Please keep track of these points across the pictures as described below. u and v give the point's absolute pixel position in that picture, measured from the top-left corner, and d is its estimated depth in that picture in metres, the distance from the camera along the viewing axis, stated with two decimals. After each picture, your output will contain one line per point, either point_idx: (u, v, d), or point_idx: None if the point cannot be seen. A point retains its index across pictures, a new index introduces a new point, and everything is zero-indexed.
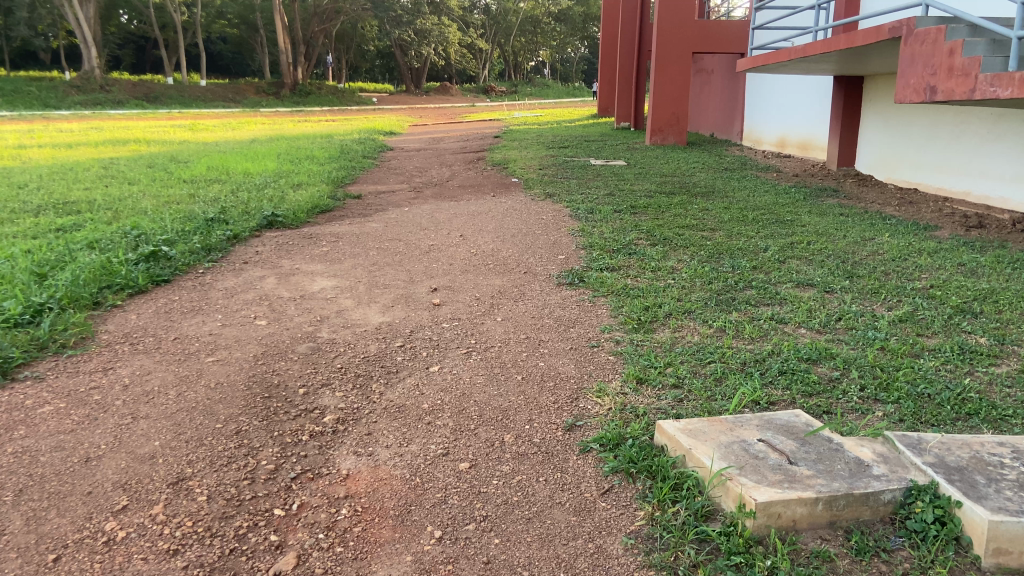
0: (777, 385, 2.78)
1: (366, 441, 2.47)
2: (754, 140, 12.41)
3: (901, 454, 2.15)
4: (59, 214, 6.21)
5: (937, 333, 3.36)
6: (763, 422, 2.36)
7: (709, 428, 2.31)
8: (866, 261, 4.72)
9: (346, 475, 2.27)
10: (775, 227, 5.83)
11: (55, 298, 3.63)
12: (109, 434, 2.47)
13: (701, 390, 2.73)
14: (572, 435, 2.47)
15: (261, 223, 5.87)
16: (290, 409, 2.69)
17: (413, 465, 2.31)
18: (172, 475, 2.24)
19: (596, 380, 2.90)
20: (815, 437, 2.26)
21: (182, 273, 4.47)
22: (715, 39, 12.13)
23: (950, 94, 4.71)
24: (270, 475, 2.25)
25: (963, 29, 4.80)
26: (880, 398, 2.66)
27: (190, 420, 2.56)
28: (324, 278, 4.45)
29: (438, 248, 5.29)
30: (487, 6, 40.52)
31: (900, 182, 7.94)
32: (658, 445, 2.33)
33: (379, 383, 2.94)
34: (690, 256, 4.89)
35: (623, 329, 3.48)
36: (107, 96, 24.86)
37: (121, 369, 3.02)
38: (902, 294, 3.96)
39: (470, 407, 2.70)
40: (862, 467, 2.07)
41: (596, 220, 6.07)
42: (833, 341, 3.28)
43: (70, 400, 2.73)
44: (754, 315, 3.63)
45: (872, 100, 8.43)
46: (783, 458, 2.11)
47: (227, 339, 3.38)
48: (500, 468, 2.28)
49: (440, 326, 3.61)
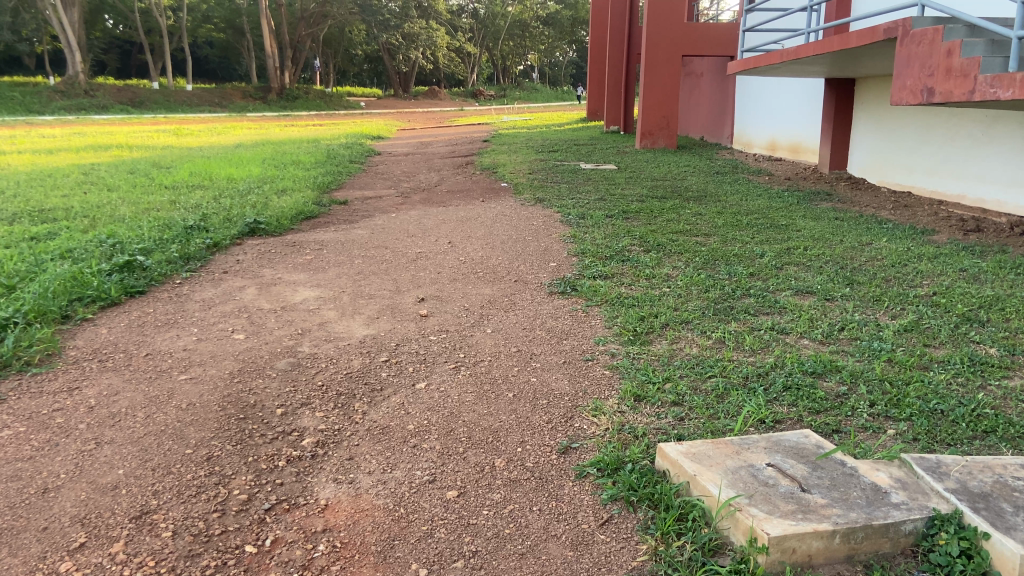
0: (782, 401, 2.64)
1: (347, 467, 2.31)
2: (744, 143, 12.33)
3: (920, 480, 2.02)
4: (35, 222, 6.01)
5: (945, 344, 3.23)
6: (771, 443, 2.22)
7: (714, 451, 2.15)
8: (865, 266, 4.60)
9: (324, 506, 2.11)
10: (771, 232, 5.70)
11: (21, 313, 3.43)
12: (70, 462, 2.30)
13: (703, 408, 2.58)
14: (567, 458, 2.31)
15: (243, 231, 5.70)
16: (266, 432, 2.52)
17: (397, 494, 2.15)
18: (136, 508, 2.06)
19: (591, 398, 2.75)
20: (827, 460, 2.12)
21: (158, 283, 4.29)
22: (703, 42, 12.03)
23: (949, 95, 4.60)
24: (242, 507, 2.09)
25: (961, 29, 4.71)
26: (891, 415, 2.53)
27: (158, 446, 2.39)
28: (307, 289, 4.29)
29: (426, 255, 5.13)
30: (474, 10, 40.42)
31: (893, 185, 7.85)
32: (659, 470, 2.18)
33: (363, 402, 2.77)
34: (685, 263, 4.75)
35: (619, 341, 3.33)
36: (91, 102, 24.53)
37: (88, 389, 2.83)
38: (905, 302, 3.83)
39: (458, 428, 2.54)
40: (880, 495, 1.93)
41: (588, 225, 5.92)
42: (837, 352, 3.14)
43: (30, 424, 2.55)
44: (754, 325, 3.49)
45: (865, 102, 8.33)
46: (794, 485, 1.96)
47: (202, 355, 3.21)
48: (490, 496, 2.13)
49: (428, 338, 3.46)
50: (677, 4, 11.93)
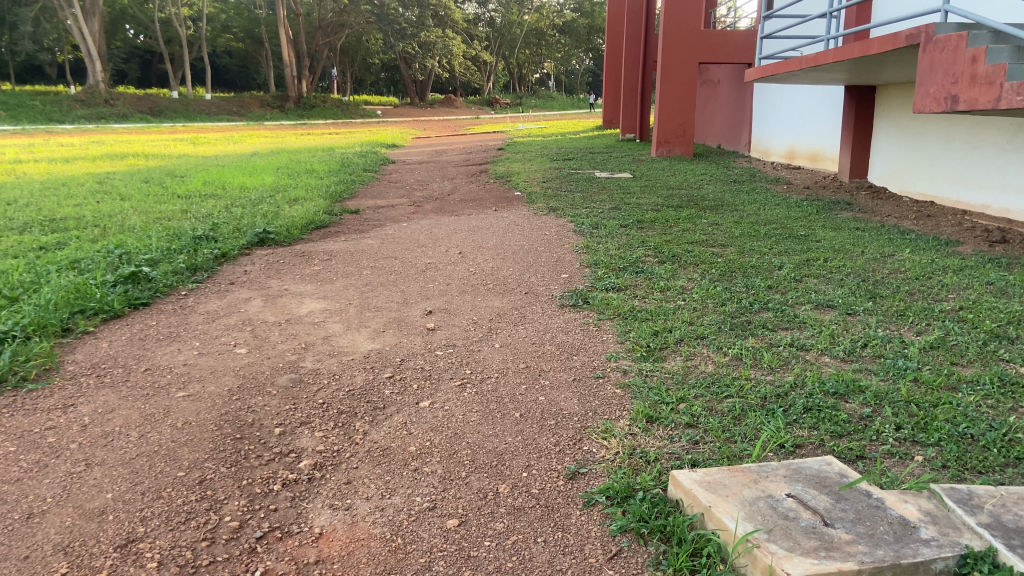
0: (802, 424, 2.51)
1: (344, 492, 2.21)
2: (762, 151, 12.18)
3: (951, 512, 1.89)
4: (45, 232, 5.98)
5: (973, 362, 3.09)
6: (791, 472, 2.09)
7: (730, 480, 2.03)
8: (887, 279, 4.45)
9: (319, 534, 2.00)
10: (790, 243, 5.56)
11: (19, 326, 3.36)
12: (58, 485, 2.21)
13: (718, 431, 2.46)
14: (575, 484, 2.20)
15: (252, 240, 5.63)
16: (263, 453, 2.43)
17: (395, 522, 2.04)
18: (122, 536, 1.97)
19: (601, 419, 2.63)
20: (851, 490, 1.99)
21: (163, 295, 4.23)
22: (719, 49, 11.91)
23: (974, 103, 4.45)
24: (232, 535, 1.99)
25: (985, 35, 4.54)
26: (919, 439, 2.39)
27: (150, 468, 2.30)
28: (313, 300, 4.21)
29: (435, 266, 5.04)
30: (490, 19, 39.81)
31: (914, 194, 7.69)
32: (672, 499, 2.05)
33: (364, 421, 2.67)
34: (701, 274, 4.63)
35: (631, 357, 3.22)
36: (111, 111, 24.68)
37: (83, 406, 2.76)
38: (930, 317, 3.69)
39: (462, 450, 2.44)
40: (908, 530, 1.80)
41: (601, 235, 5.81)
42: (860, 371, 3.00)
43: (20, 443, 2.47)
44: (772, 342, 3.36)
45: (885, 110, 8.18)
46: (816, 519, 1.83)
47: (202, 370, 3.13)
48: (492, 526, 2.02)
49: (434, 354, 3.35)
50: (694, 10, 11.81)
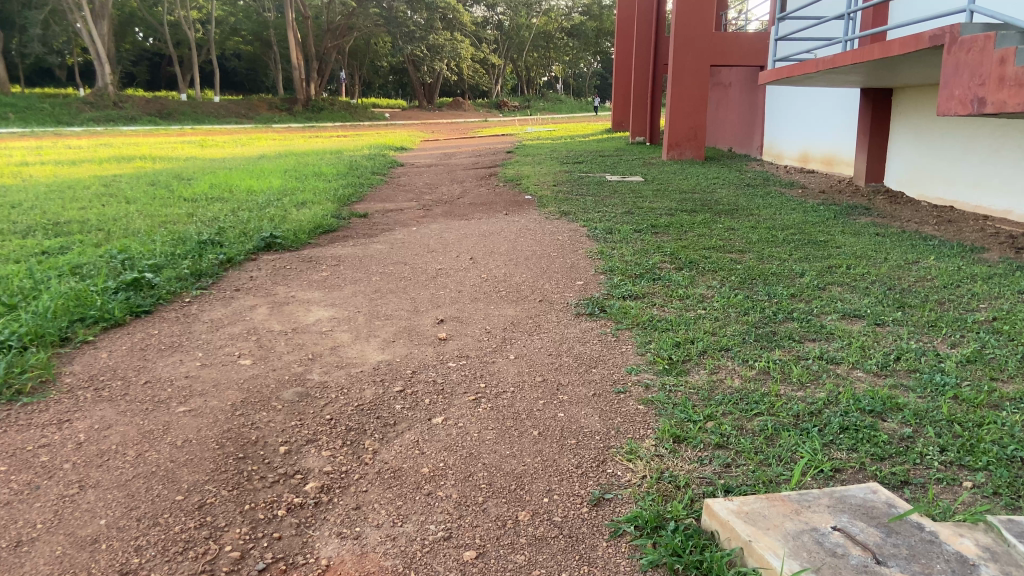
0: (840, 445, 2.35)
1: (352, 519, 2.06)
2: (777, 155, 11.97)
3: (1012, 548, 1.73)
4: (48, 236, 5.88)
5: (1014, 377, 2.92)
6: (835, 501, 1.93)
7: (770, 511, 1.87)
8: (915, 287, 4.29)
9: (325, 566, 1.86)
10: (810, 249, 5.39)
11: (16, 336, 3.24)
12: (49, 510, 2.08)
13: (751, 452, 2.31)
14: (600, 512, 2.05)
15: (257, 245, 5.51)
16: (266, 474, 2.29)
17: (407, 553, 1.90)
18: (115, 567, 1.83)
19: (625, 438, 2.48)
20: (901, 523, 1.83)
21: (166, 301, 4.11)
22: (731, 51, 11.74)
23: (1002, 105, 4.28)
24: (233, 567, 1.85)
25: (1014, 35, 4.32)
26: (966, 463, 2.23)
27: (147, 491, 2.16)
28: (320, 308, 4.07)
29: (446, 273, 4.90)
30: (498, 23, 39.39)
31: (933, 200, 7.50)
32: (707, 531, 1.90)
33: (374, 439, 2.53)
34: (720, 282, 4.48)
35: (653, 370, 3.07)
36: (119, 113, 24.67)
37: (78, 422, 2.62)
38: (964, 328, 3.53)
39: (477, 472, 2.29)
40: (968, 568, 1.65)
41: (615, 241, 5.67)
42: (896, 388, 2.84)
43: (12, 462, 2.35)
44: (801, 354, 3.21)
45: (903, 113, 8.00)
46: (867, 556, 1.68)
47: (204, 383, 2.99)
48: (512, 558, 1.87)
49: (446, 365, 3.21)
50: (706, 11, 11.64)
